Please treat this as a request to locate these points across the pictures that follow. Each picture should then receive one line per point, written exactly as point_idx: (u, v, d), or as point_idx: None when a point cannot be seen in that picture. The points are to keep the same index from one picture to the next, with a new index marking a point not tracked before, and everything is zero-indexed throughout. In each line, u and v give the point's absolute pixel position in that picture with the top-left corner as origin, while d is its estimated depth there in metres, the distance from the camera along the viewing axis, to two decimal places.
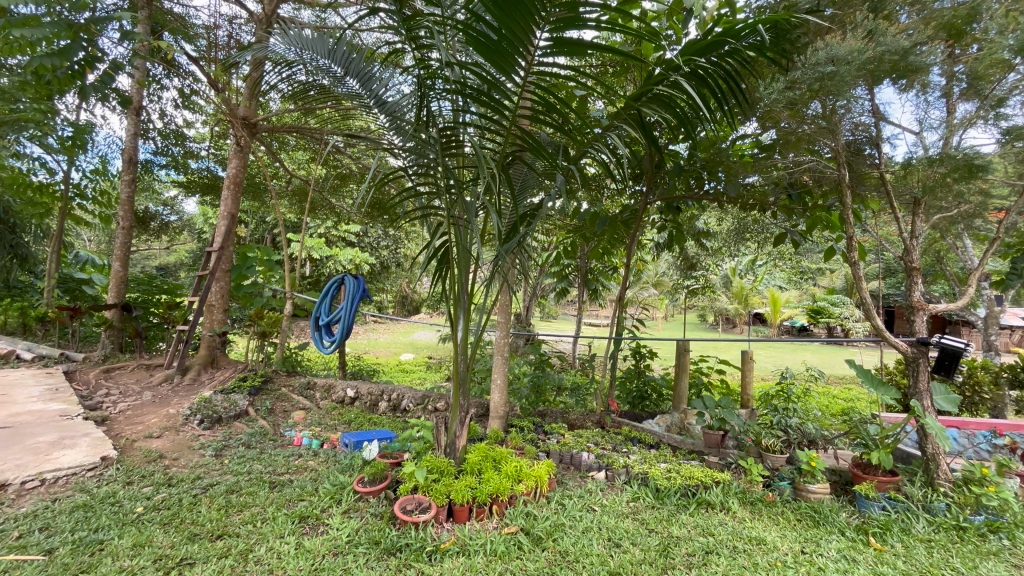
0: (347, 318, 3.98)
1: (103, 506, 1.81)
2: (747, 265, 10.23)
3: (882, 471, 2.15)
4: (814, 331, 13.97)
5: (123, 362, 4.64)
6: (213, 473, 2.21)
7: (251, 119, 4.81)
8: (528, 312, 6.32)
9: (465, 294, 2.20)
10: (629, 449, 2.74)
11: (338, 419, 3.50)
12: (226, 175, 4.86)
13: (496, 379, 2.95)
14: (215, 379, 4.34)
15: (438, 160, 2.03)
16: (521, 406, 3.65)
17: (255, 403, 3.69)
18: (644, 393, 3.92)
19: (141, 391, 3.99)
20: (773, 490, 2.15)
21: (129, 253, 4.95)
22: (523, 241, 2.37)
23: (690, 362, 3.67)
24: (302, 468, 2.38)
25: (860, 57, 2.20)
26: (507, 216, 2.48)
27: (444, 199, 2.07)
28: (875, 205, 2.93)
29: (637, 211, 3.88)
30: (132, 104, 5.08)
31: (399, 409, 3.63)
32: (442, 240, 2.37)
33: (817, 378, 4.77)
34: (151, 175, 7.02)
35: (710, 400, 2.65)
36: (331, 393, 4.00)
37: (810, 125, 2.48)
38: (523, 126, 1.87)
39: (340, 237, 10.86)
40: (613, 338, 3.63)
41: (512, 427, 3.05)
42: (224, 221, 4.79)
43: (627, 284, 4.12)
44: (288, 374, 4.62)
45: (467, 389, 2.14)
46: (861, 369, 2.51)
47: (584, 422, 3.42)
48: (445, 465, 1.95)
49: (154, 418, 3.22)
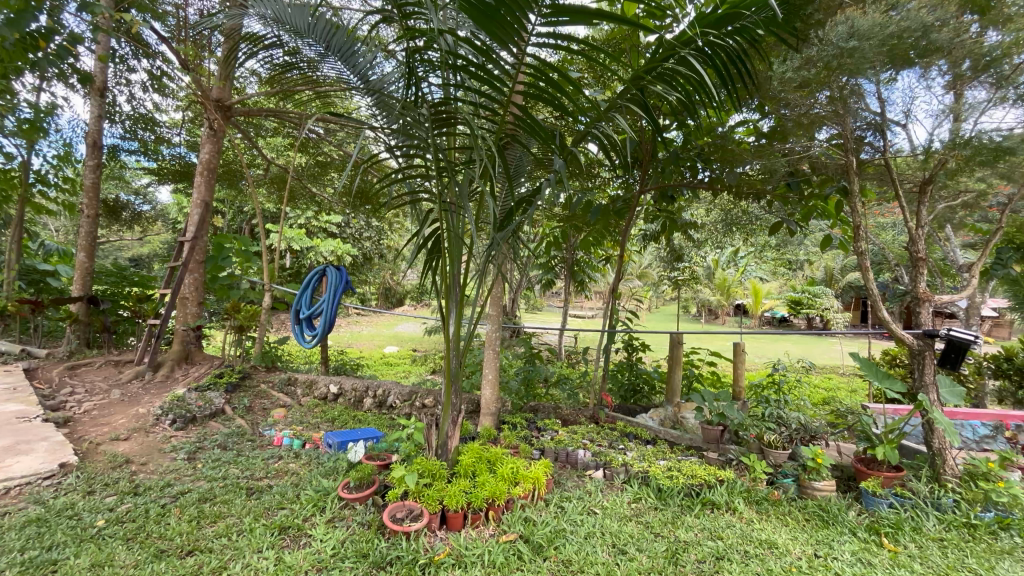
0: (329, 311, 3.81)
1: (59, 520, 1.64)
2: (730, 256, 10.28)
3: (887, 467, 2.10)
4: (794, 322, 14.18)
5: (89, 359, 4.39)
6: (184, 480, 2.05)
7: (225, 102, 4.56)
8: (515, 304, 6.21)
9: (458, 286, 2.04)
10: (625, 445, 2.65)
11: (320, 416, 3.34)
12: (199, 161, 4.59)
13: (488, 374, 2.83)
14: (189, 376, 4.13)
15: (430, 143, 1.88)
16: (512, 401, 3.55)
17: (233, 401, 3.51)
18: (636, 386, 3.86)
19: (109, 390, 3.76)
20: (778, 488, 2.08)
21: (95, 244, 4.67)
22: (518, 229, 2.24)
23: (684, 354, 3.59)
24: (283, 471, 2.23)
25: (884, 31, 2.15)
26: (502, 203, 2.35)
27: (435, 185, 1.92)
28: (875, 194, 2.89)
29: (629, 201, 3.78)
30: (95, 84, 4.77)
31: (385, 406, 3.49)
32: (432, 228, 2.22)
33: (806, 370, 4.77)
34: (118, 161, 6.66)
35: (709, 394, 2.58)
36: (313, 389, 3.83)
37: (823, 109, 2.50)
38: (521, 105, 1.73)
39: (321, 228, 10.57)
40: (606, 331, 3.53)
41: (503, 424, 2.94)
42: (198, 210, 4.55)
43: (619, 276, 4.02)
44: (268, 370, 4.44)
45: (460, 387, 2.02)
46: (865, 362, 2.48)
47: (577, 418, 3.33)
48: (437, 468, 1.82)
49: (121, 419, 3.02)
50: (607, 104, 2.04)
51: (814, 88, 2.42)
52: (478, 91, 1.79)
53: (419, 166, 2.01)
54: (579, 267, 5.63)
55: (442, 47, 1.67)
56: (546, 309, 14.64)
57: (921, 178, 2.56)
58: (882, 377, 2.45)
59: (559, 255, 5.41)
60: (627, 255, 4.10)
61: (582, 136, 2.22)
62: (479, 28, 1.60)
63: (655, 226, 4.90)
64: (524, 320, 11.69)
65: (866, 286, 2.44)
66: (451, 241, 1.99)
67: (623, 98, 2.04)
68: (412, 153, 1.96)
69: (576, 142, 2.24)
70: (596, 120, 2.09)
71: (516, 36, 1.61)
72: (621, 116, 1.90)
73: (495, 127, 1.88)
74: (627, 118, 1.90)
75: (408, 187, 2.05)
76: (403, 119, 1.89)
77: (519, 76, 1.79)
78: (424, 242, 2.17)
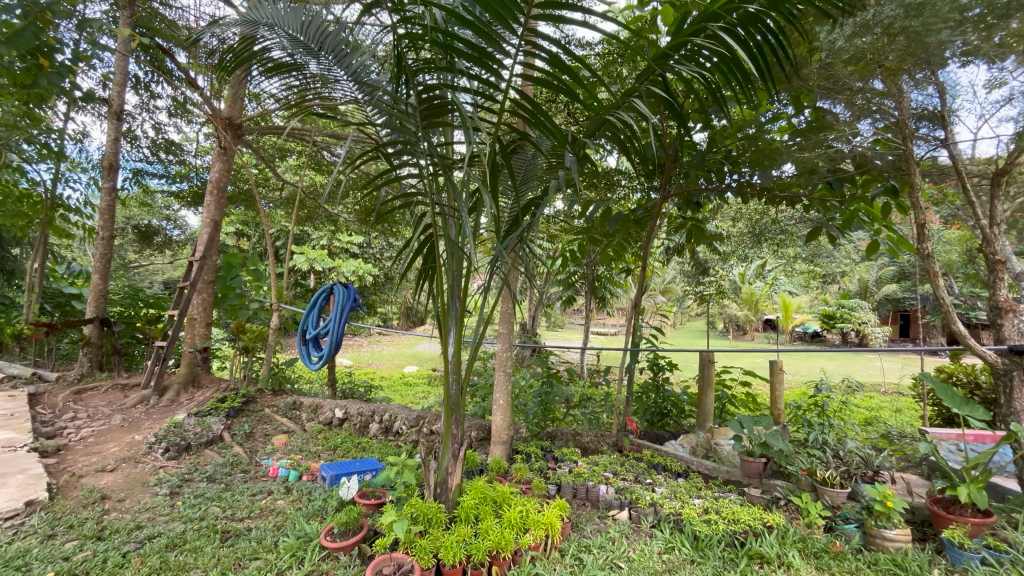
0: (335, 330, 3.62)
1: (3, 572, 1.44)
2: (758, 270, 9.85)
3: (972, 511, 1.76)
4: (829, 337, 13.49)
5: (96, 383, 4.30)
6: (158, 520, 1.85)
7: (235, 120, 4.52)
8: (532, 322, 5.96)
9: (457, 301, 1.80)
10: (654, 479, 2.36)
11: (322, 444, 3.13)
12: (208, 179, 4.52)
13: (498, 399, 2.58)
14: (194, 400, 4.00)
15: (424, 141, 1.65)
16: (528, 427, 3.27)
17: (233, 426, 3.33)
18: (664, 408, 3.54)
19: (111, 415, 3.64)
20: (839, 535, 1.77)
21: (108, 266, 4.65)
22: (525, 236, 2.01)
23: (716, 375, 3.27)
24: (268, 510, 2.00)
25: None
26: (508, 208, 2.11)
27: (429, 190, 1.68)
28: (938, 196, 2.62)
29: (649, 209, 3.53)
30: (116, 108, 4.85)
31: (391, 432, 3.25)
32: (429, 236, 1.99)
33: (853, 390, 4.36)
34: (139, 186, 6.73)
35: (748, 420, 2.28)
36: (318, 413, 3.62)
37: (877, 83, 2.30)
38: (524, 99, 1.51)
39: (342, 248, 10.61)
40: (629, 350, 3.24)
41: (517, 454, 2.67)
42: (208, 229, 4.46)
43: (643, 289, 3.72)
44: (274, 394, 4.26)
45: (461, 415, 1.77)
46: (937, 383, 2.15)
47: (600, 446, 3.03)
48: (433, 511, 1.59)
49: (114, 447, 2.86)
50: (622, 93, 1.80)
51: (867, 63, 2.22)
52: (476, 77, 1.56)
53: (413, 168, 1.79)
54: (599, 283, 5.39)
55: (434, 26, 1.44)
56: (567, 327, 14.35)
57: (991, 167, 2.27)
58: (957, 402, 2.14)
59: (578, 270, 5.20)
60: (650, 268, 3.82)
61: (595, 131, 1.98)
62: (476, 4, 1.37)
63: (677, 238, 4.62)
64: (546, 338, 11.34)
65: (933, 295, 2.14)
66: (446, 247, 1.74)
67: (640, 86, 1.80)
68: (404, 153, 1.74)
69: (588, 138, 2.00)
70: (609, 109, 1.86)
71: (520, 8, 1.38)
72: (639, 103, 1.64)
73: (498, 122, 1.65)
74: (646, 105, 1.64)
75: (399, 194, 1.81)
76: (393, 112, 1.67)
77: (523, 60, 1.56)
78: (419, 251, 1.98)
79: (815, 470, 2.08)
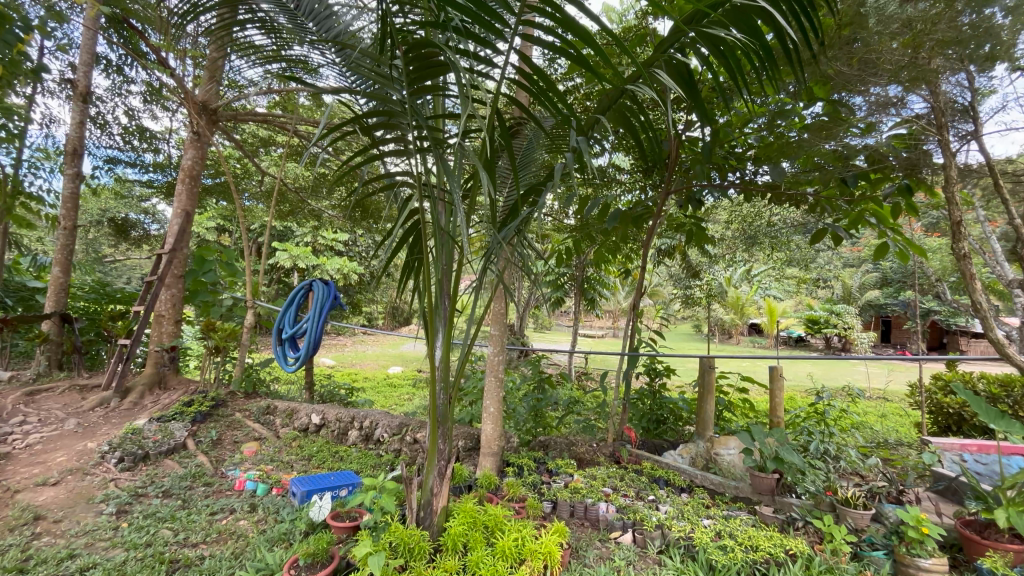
0: (314, 330, 3.38)
1: None
2: (746, 275, 9.83)
3: (1008, 537, 1.62)
4: (813, 341, 13.61)
5: (51, 384, 3.98)
6: (96, 548, 1.61)
7: (210, 104, 4.25)
8: (520, 323, 5.78)
9: (446, 300, 1.59)
10: (656, 496, 2.18)
11: (296, 453, 2.89)
12: (180, 166, 4.21)
13: (488, 407, 2.39)
14: (159, 403, 3.71)
15: (411, 112, 1.42)
16: (518, 435, 3.07)
17: (199, 433, 3.07)
18: (661, 416, 3.37)
19: (65, 419, 3.34)
20: (868, 564, 1.61)
21: (69, 258, 4.35)
22: (524, 227, 1.80)
23: (716, 382, 3.12)
24: (227, 534, 1.77)
25: None
26: (505, 192, 1.89)
27: (417, 171, 1.45)
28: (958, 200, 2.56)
29: (648, 207, 3.35)
30: (82, 90, 4.55)
31: (372, 440, 3.02)
32: (415, 222, 1.77)
33: (851, 397, 4.25)
34: (110, 175, 6.37)
35: (761, 432, 2.13)
36: (293, 419, 3.36)
37: (907, 72, 2.22)
38: (530, 68, 1.29)
39: (327, 246, 10.34)
40: (627, 354, 3.06)
41: (508, 466, 2.46)
42: (179, 220, 4.16)
43: (642, 288, 3.54)
44: (247, 397, 3.99)
45: (449, 428, 1.57)
46: (972, 395, 2.18)
47: (596, 457, 2.85)
48: (415, 540, 1.40)
49: (62, 456, 2.59)
50: (641, 65, 1.60)
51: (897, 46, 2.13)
52: (473, 39, 1.30)
53: (399, 143, 1.57)
54: (589, 284, 5.25)
55: None
56: (555, 329, 14.26)
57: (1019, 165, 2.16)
58: (993, 417, 2.14)
59: (569, 271, 5.08)
60: (647, 269, 3.64)
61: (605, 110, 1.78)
62: None
63: (672, 239, 4.49)
64: (532, 340, 11.16)
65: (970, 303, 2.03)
66: (435, 237, 1.52)
67: (661, 57, 1.59)
68: (389, 125, 1.51)
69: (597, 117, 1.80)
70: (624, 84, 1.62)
71: None
72: (659, 76, 1.42)
73: (496, 94, 1.44)
74: (667, 79, 1.41)
75: (382, 175, 1.59)
76: (374, 76, 1.41)
77: (530, 19, 1.30)
78: (404, 241, 1.76)
79: (836, 490, 1.91)
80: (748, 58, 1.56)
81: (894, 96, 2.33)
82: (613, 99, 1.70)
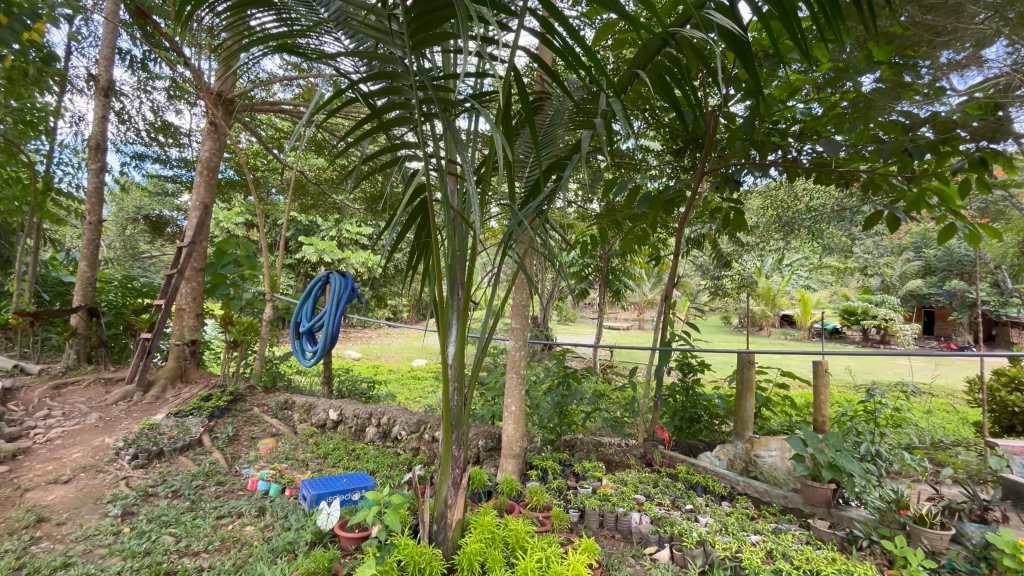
0: (330, 324, 3.27)
1: None
2: (780, 265, 9.43)
3: None
4: (851, 333, 13.04)
5: (77, 377, 4.02)
6: (93, 556, 1.53)
7: (226, 95, 4.18)
8: (543, 316, 5.61)
9: (459, 291, 1.43)
10: (695, 505, 1.99)
11: (311, 451, 2.79)
12: (198, 158, 4.15)
13: (510, 405, 2.22)
14: (180, 397, 3.69)
15: (414, 74, 1.22)
16: (542, 435, 2.90)
17: (215, 429, 3.01)
18: (694, 415, 3.14)
19: (88, 413, 3.35)
20: None
21: (94, 254, 4.40)
22: (547, 208, 1.61)
23: (755, 379, 2.89)
24: (230, 543, 1.66)
25: None
26: (527, 170, 1.70)
27: (423, 145, 1.27)
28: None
29: (681, 189, 3.11)
30: (102, 86, 4.57)
31: (390, 438, 2.90)
32: (424, 200, 1.59)
33: (905, 394, 3.92)
34: (136, 171, 6.44)
35: (814, 435, 1.92)
36: (310, 414, 3.27)
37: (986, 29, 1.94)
38: (554, 20, 1.07)
39: (351, 240, 10.37)
40: (659, 348, 2.84)
41: (531, 469, 2.30)
42: (197, 212, 4.12)
43: (675, 277, 3.29)
44: (267, 391, 3.95)
45: (464, 432, 1.42)
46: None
47: (626, 460, 2.65)
48: (426, 560, 1.27)
49: (78, 452, 2.56)
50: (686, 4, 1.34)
51: None
52: None
53: (403, 111, 1.38)
54: (614, 275, 5.04)
55: None
56: (580, 321, 14.09)
57: None
58: None
59: (593, 262, 4.89)
60: (678, 257, 3.40)
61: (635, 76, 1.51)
62: None
63: (704, 226, 4.22)
64: (555, 332, 10.97)
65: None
66: (444, 221, 1.35)
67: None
68: (391, 89, 1.32)
69: (627, 85, 1.53)
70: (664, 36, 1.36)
71: None
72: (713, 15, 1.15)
73: (514, 52, 1.22)
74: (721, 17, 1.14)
75: (384, 148, 1.41)
76: (371, 30, 1.21)
77: None
78: (412, 221, 1.59)
79: (907, 506, 1.68)
80: (805, 23, 1.26)
81: (963, 58, 2.11)
82: (649, 53, 1.43)
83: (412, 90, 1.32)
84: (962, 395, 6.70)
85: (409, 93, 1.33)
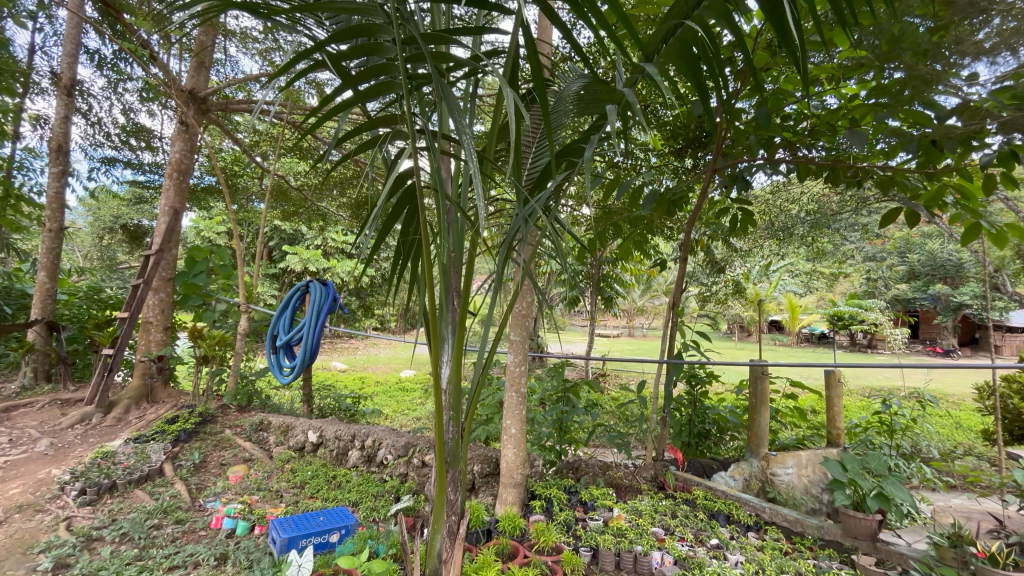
0: (309, 338, 2.98)
1: None
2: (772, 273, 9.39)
3: None
4: (840, 338, 13.07)
5: (33, 398, 3.68)
6: None
7: (197, 93, 3.91)
8: (535, 325, 5.38)
9: (454, 298, 1.19)
10: (721, 541, 1.77)
11: (287, 480, 2.51)
12: (168, 159, 3.85)
13: (509, 428, 1.98)
14: (145, 419, 3.38)
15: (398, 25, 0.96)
16: (541, 457, 2.65)
17: (180, 455, 2.72)
18: (703, 430, 2.92)
19: (37, 439, 3.04)
20: None
21: (54, 264, 4.07)
22: (556, 201, 1.38)
23: (770, 391, 2.67)
24: None
25: None
26: (534, 157, 1.47)
27: (411, 117, 1.02)
28: None
29: (687, 189, 2.94)
30: (64, 84, 4.27)
31: (375, 462, 2.62)
32: (413, 191, 1.35)
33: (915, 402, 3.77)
34: (107, 179, 6.11)
35: (855, 461, 1.91)
36: (288, 436, 2.98)
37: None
38: None
39: (336, 249, 10.10)
40: (668, 360, 2.62)
41: (533, 500, 2.05)
42: (166, 217, 3.81)
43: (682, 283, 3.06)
44: (241, 411, 3.64)
45: (459, 471, 1.17)
46: None
47: (635, 485, 2.41)
48: None
49: (16, 488, 2.26)
50: None
51: None
52: None
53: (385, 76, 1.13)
54: (608, 283, 4.85)
55: None
56: (571, 328, 13.91)
57: None
58: None
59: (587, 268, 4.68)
60: (683, 261, 3.20)
61: (666, 39, 1.23)
62: None
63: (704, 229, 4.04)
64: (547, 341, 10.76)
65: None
66: (436, 215, 1.10)
67: None
68: (370, 50, 1.05)
69: (654, 52, 1.27)
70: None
71: None
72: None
73: (521, 6, 0.96)
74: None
75: (363, 124, 1.16)
76: None
77: None
78: (398, 214, 1.34)
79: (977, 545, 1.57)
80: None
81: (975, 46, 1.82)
82: (690, 5, 1.14)
83: (397, 50, 1.06)
84: (960, 401, 6.59)
85: (390, 54, 1.07)
